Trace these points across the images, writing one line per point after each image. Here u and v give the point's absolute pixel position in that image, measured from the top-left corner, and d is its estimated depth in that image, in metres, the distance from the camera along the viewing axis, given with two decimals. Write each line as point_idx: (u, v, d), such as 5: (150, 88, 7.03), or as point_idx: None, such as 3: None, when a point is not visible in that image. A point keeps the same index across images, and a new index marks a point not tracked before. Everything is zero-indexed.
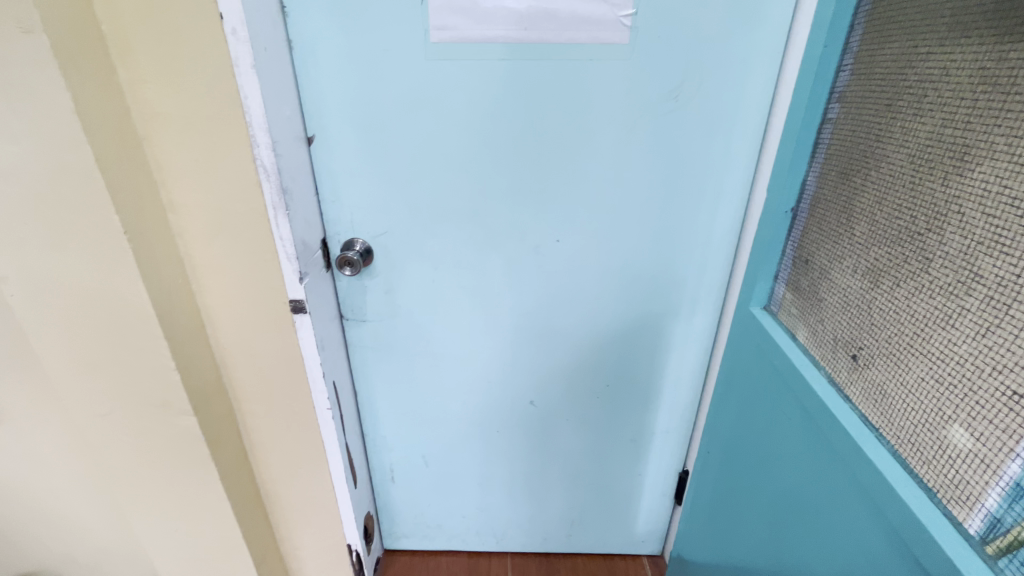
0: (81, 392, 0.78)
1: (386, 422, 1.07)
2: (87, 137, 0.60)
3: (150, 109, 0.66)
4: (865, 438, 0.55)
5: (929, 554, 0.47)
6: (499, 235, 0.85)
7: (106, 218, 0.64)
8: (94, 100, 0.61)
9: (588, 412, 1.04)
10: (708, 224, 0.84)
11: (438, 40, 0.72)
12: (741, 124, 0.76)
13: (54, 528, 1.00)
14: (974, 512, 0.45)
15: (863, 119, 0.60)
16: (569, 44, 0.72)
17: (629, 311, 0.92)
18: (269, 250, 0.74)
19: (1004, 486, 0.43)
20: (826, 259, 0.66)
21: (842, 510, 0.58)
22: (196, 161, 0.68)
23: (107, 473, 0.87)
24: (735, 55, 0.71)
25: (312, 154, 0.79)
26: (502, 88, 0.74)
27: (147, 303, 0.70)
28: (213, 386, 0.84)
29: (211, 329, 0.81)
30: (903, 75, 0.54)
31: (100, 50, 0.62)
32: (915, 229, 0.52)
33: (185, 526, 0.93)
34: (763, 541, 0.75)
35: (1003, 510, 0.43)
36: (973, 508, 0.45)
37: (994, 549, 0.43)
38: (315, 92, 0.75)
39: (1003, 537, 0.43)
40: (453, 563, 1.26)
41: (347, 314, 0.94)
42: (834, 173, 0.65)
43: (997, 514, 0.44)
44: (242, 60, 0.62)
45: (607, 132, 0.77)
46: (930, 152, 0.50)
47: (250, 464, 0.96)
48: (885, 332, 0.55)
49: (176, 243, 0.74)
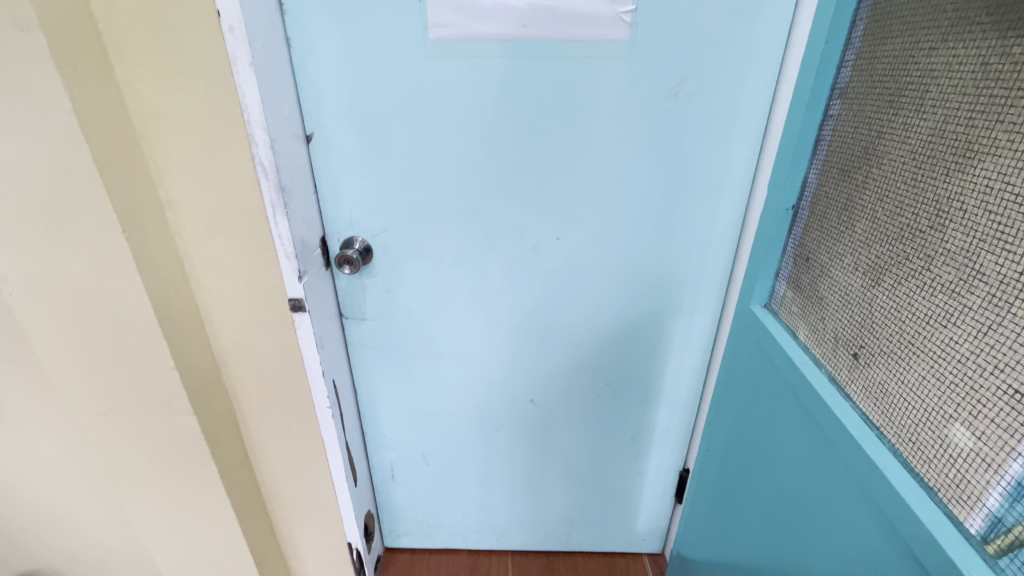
0: (80, 392, 0.78)
1: (386, 421, 1.07)
2: (84, 136, 0.59)
3: (148, 108, 0.65)
4: (865, 437, 0.55)
5: (930, 554, 0.46)
6: (499, 234, 0.85)
7: (104, 218, 0.64)
8: (91, 99, 0.60)
9: (588, 410, 1.04)
10: (708, 222, 0.84)
11: (437, 38, 0.71)
12: (741, 121, 0.75)
13: (55, 527, 1.00)
14: (974, 510, 0.45)
15: (864, 115, 0.59)
16: (568, 41, 0.71)
17: (629, 309, 0.92)
18: (268, 248, 0.74)
19: (1004, 485, 0.43)
20: (827, 256, 0.65)
21: (842, 510, 0.58)
22: (194, 160, 0.68)
23: (108, 472, 0.88)
24: (736, 52, 0.71)
25: (310, 153, 0.79)
26: (501, 85, 0.74)
27: (146, 303, 0.70)
28: (213, 385, 0.84)
29: (211, 328, 0.81)
30: (905, 71, 0.53)
31: (98, 49, 0.62)
32: (916, 226, 0.51)
33: (185, 524, 0.93)
34: (763, 540, 0.75)
35: (1004, 509, 0.43)
36: (973, 507, 0.45)
37: (994, 548, 0.43)
38: (313, 90, 0.75)
39: (1004, 536, 0.43)
40: (453, 561, 1.26)
41: (346, 313, 0.94)
42: (835, 170, 0.65)
43: (997, 513, 0.44)
44: (240, 58, 0.62)
45: (607, 130, 0.77)
46: (932, 148, 0.50)
47: (250, 462, 0.96)
48: (886, 331, 0.55)
49: (175, 242, 0.74)
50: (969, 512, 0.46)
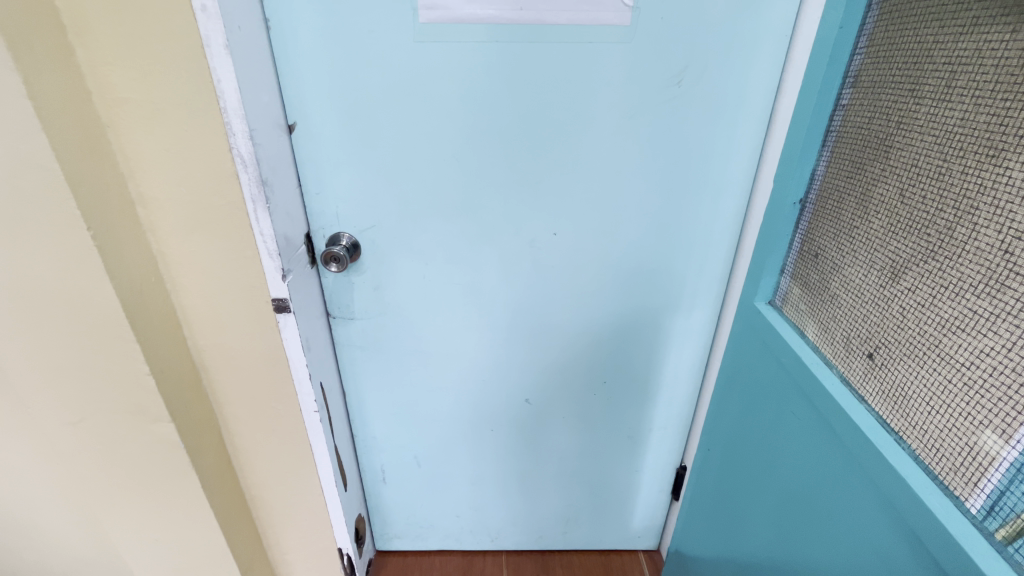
0: (49, 400, 0.73)
1: (377, 423, 1.04)
2: (42, 125, 0.54)
3: (114, 94, 0.60)
4: (883, 441, 0.53)
5: (946, 553, 0.46)
6: (494, 229, 0.82)
7: (66, 214, 0.58)
8: (50, 85, 0.55)
9: (585, 409, 1.02)
10: (710, 216, 0.81)
11: (427, 21, 0.67)
12: (746, 111, 0.72)
13: (25, 538, 0.95)
14: (975, 490, 0.46)
15: (880, 107, 0.57)
16: (567, 25, 0.67)
17: (627, 306, 0.89)
18: (248, 245, 0.69)
19: (1004, 471, 0.44)
20: (838, 253, 0.64)
21: (857, 514, 0.57)
22: (166, 151, 0.63)
23: (80, 482, 0.83)
24: (742, 37, 0.68)
25: (293, 143, 0.74)
26: (495, 72, 0.70)
27: (117, 305, 0.65)
28: (192, 390, 0.79)
29: (188, 330, 0.76)
30: (929, 57, 0.51)
31: (56, 29, 0.56)
32: (941, 222, 0.49)
33: (165, 534, 0.88)
34: (770, 543, 0.74)
35: (1012, 498, 0.44)
36: (975, 489, 0.46)
37: (1004, 535, 0.44)
38: (295, 76, 0.70)
39: (1011, 522, 0.43)
40: (447, 562, 1.23)
41: (334, 312, 0.90)
42: (846, 162, 0.63)
43: (1003, 501, 0.44)
44: (213, 40, 0.57)
45: (607, 120, 0.73)
46: (959, 140, 0.47)
47: (234, 469, 0.92)
48: (906, 330, 0.53)
49: (147, 239, 0.69)
50: (986, 511, 0.45)
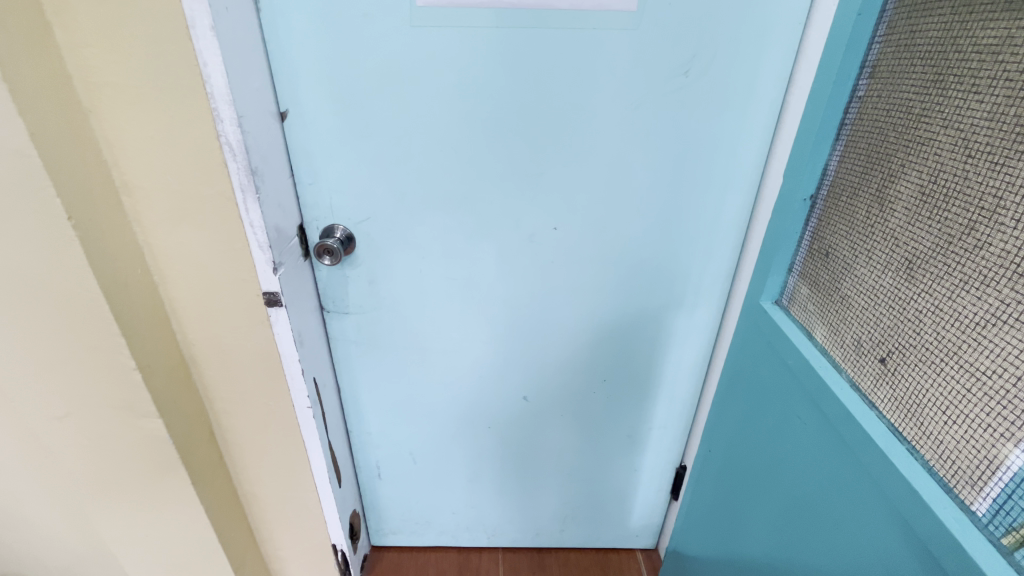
0: (34, 393, 0.71)
1: (372, 419, 1.02)
2: (19, 109, 0.51)
3: (96, 78, 0.57)
4: (895, 450, 0.51)
5: (951, 562, 0.45)
6: (493, 223, 0.79)
7: (46, 202, 0.56)
8: (25, 67, 0.52)
9: (584, 407, 1.00)
10: (716, 211, 0.78)
11: (425, 4, 0.64)
12: (757, 102, 0.70)
13: (16, 532, 0.93)
14: (982, 495, 0.45)
15: (901, 99, 0.54)
16: (571, 11, 0.64)
17: (629, 303, 0.87)
18: (238, 237, 0.67)
19: (1008, 477, 0.43)
20: (852, 252, 0.61)
21: (863, 524, 0.55)
22: (151, 138, 0.60)
23: (69, 477, 0.81)
24: (754, 24, 0.65)
25: (286, 132, 0.72)
26: (496, 58, 0.67)
27: (100, 297, 0.62)
28: (181, 384, 0.77)
29: (176, 322, 0.74)
30: (955, 46, 0.48)
31: (32, 8, 0.53)
32: (963, 221, 0.47)
33: (155, 529, 0.87)
34: (772, 548, 0.72)
35: (1015, 504, 0.43)
36: (982, 493, 0.45)
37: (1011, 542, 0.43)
38: (287, 62, 0.67)
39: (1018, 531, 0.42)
40: (442, 559, 1.22)
41: (328, 305, 0.87)
42: (861, 156, 0.60)
43: (1009, 508, 0.43)
44: (198, 21, 0.54)
45: (611, 110, 0.70)
46: (987, 133, 0.45)
47: (226, 463, 0.90)
48: (922, 333, 0.51)
49: (132, 230, 0.66)
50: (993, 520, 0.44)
